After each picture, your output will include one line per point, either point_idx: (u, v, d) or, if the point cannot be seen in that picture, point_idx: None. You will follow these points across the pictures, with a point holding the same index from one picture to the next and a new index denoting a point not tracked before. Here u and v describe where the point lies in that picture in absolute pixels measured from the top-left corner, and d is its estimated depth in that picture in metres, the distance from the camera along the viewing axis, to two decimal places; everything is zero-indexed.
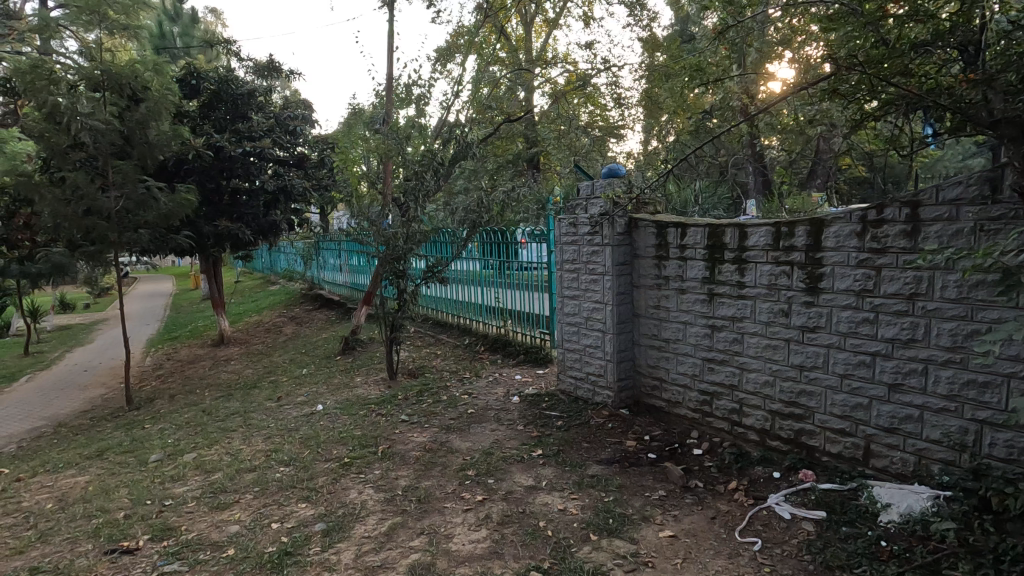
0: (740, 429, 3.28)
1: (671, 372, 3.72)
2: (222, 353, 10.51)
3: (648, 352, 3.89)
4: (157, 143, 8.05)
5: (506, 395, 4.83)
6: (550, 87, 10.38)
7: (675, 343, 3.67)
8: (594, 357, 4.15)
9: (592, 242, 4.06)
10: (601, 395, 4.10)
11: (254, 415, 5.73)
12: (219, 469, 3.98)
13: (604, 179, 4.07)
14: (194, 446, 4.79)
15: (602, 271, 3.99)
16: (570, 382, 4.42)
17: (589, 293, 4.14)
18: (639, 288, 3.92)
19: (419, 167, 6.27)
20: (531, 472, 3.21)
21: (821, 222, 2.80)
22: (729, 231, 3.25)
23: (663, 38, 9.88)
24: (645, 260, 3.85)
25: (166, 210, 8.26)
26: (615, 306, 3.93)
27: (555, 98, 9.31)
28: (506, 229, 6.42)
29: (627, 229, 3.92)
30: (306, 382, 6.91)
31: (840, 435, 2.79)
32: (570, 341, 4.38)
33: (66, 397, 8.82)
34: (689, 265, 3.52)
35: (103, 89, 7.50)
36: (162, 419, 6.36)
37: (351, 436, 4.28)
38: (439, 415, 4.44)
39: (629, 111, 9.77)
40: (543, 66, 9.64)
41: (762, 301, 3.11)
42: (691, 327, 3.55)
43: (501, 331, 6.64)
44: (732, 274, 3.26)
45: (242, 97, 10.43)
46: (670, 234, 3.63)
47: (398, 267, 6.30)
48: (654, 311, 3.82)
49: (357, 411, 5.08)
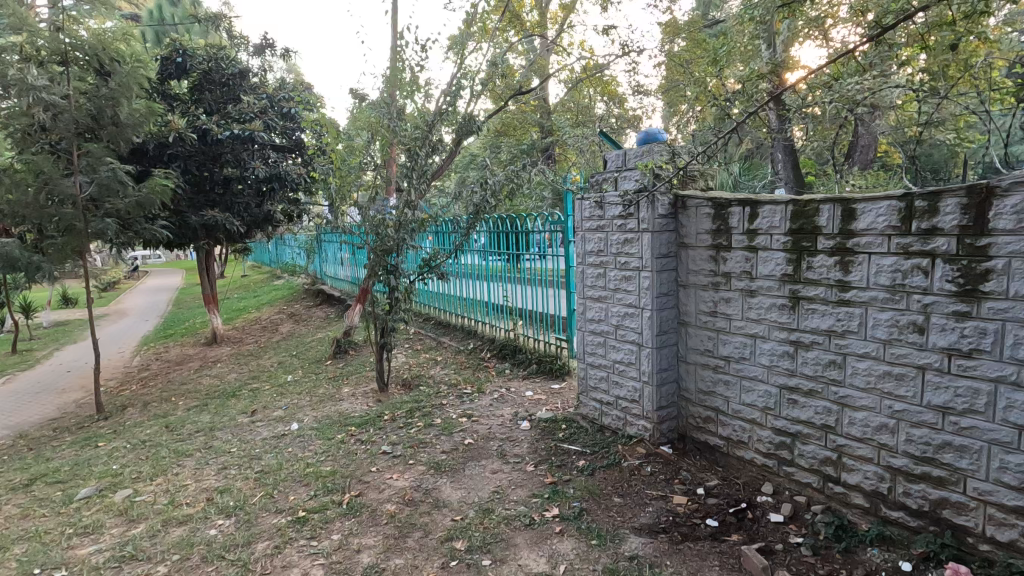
0: (839, 489, 2.34)
1: (731, 403, 2.78)
2: (212, 353, 9.76)
3: (700, 374, 2.95)
4: (129, 124, 7.28)
5: (514, 418, 3.91)
6: (566, 72, 9.49)
7: (739, 363, 2.73)
8: (626, 377, 3.21)
9: (623, 229, 3.13)
10: (636, 427, 3.17)
11: (220, 433, 4.89)
12: (145, 518, 3.13)
13: (639, 147, 3.13)
14: (135, 477, 3.96)
15: (637, 265, 3.05)
16: (594, 407, 3.50)
17: (620, 295, 3.20)
18: (687, 290, 2.98)
19: (412, 143, 5.40)
20: (543, 548, 2.30)
21: (987, 191, 1.83)
22: (826, 209, 2.29)
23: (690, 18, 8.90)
24: (696, 253, 2.90)
25: (138, 198, 7.41)
26: (655, 312, 2.99)
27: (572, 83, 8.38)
28: (515, 216, 5.51)
29: (670, 211, 2.98)
30: (287, 392, 6.06)
31: (1014, 517, 1.85)
32: (593, 355, 3.45)
33: (39, 402, 8.10)
34: (762, 258, 2.57)
35: (67, 62, 6.71)
36: (121, 435, 5.53)
37: (317, 473, 3.39)
38: (430, 447, 3.53)
39: (652, 96, 8.79)
40: (559, 44, 8.70)
41: (879, 309, 2.15)
42: (763, 342, 2.60)
43: (510, 334, 5.73)
44: (830, 270, 2.29)
45: (233, 78, 9.62)
46: (733, 214, 2.68)
47: (389, 262, 5.42)
48: (708, 320, 2.88)
49: (334, 434, 4.22)
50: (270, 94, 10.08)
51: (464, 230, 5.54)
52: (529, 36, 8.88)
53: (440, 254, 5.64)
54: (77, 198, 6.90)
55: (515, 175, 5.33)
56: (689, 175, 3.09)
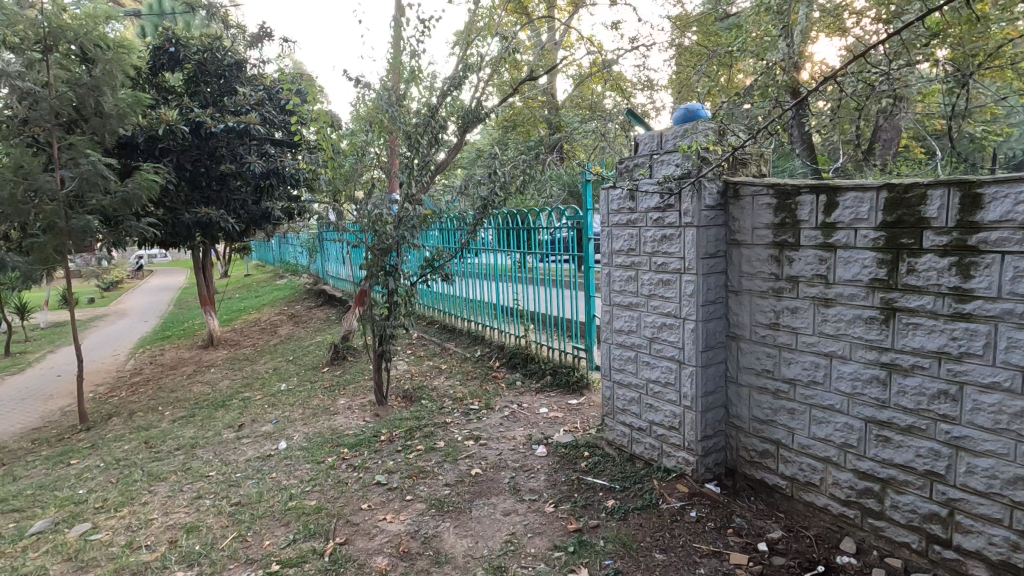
0: (950, 555, 1.84)
1: (798, 436, 2.28)
2: (207, 357, 9.34)
3: (756, 399, 2.44)
4: (114, 114, 6.87)
5: (528, 441, 3.41)
6: (574, 66, 9.02)
7: (808, 388, 2.22)
8: (663, 400, 2.71)
9: (660, 223, 2.62)
10: (675, 459, 2.67)
11: (202, 451, 4.44)
12: (95, 567, 2.67)
13: (679, 126, 2.62)
14: (98, 507, 3.50)
15: (678, 266, 2.54)
16: (622, 432, 2.99)
17: (657, 302, 2.68)
18: (739, 296, 2.47)
19: (413, 129, 4.96)
20: None
21: None
22: (937, 196, 1.77)
23: (705, 10, 8.40)
24: (751, 253, 2.39)
25: (125, 195, 7.03)
26: (701, 324, 2.48)
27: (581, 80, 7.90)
28: (526, 211, 4.99)
29: (718, 202, 2.47)
30: (278, 403, 5.60)
31: None
32: (622, 372, 2.95)
33: (23, 410, 7.69)
34: (842, 259, 2.05)
35: (48, 48, 6.30)
36: (97, 450, 5.09)
37: (300, 509, 2.92)
38: (431, 478, 3.05)
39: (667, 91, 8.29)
40: (568, 36, 8.21)
41: (1015, 326, 1.64)
42: (843, 364, 2.09)
43: (521, 341, 5.21)
44: (942, 274, 1.78)
45: (229, 69, 9.18)
46: (804, 204, 2.16)
47: (389, 263, 4.88)
48: (767, 334, 2.37)
49: (324, 457, 3.75)
50: (267, 85, 9.66)
51: (470, 227, 5.04)
52: (537, 28, 8.42)
53: (444, 253, 5.14)
54: (57, 194, 6.47)
55: (525, 167, 4.89)
56: (739, 159, 2.57)
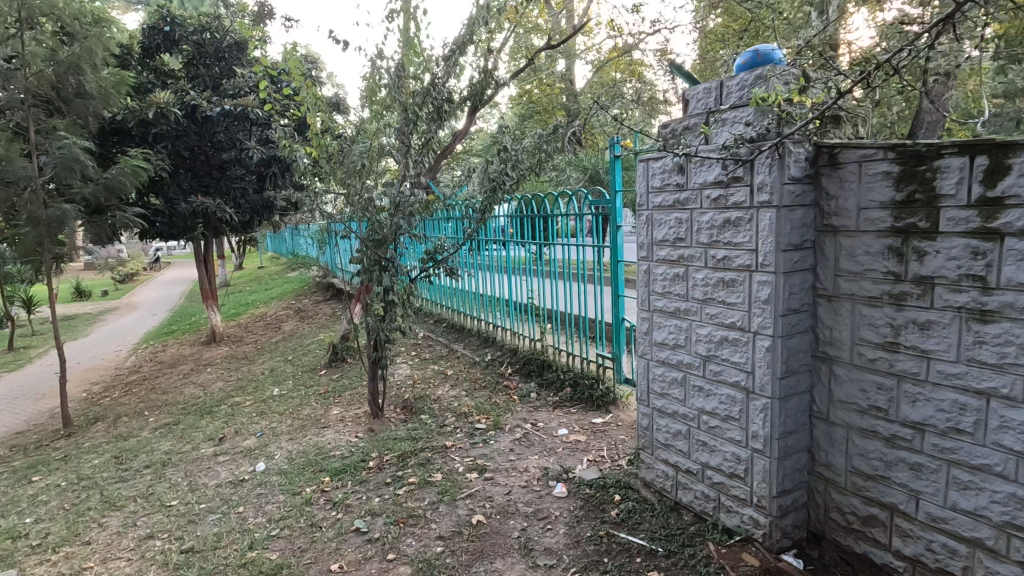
0: None
1: (925, 504, 1.61)
2: (206, 355, 8.88)
3: (859, 446, 1.77)
4: (96, 95, 6.34)
5: (545, 476, 2.77)
6: (594, 49, 8.30)
7: (944, 439, 1.55)
8: (722, 438, 2.05)
9: (721, 204, 1.95)
10: (739, 517, 2.02)
11: (172, 471, 3.91)
12: None
13: (747, 74, 1.93)
14: (35, 548, 2.99)
15: (747, 262, 1.87)
16: (664, 473, 2.34)
17: (716, 308, 2.01)
18: (834, 303, 1.80)
19: (412, 103, 4.34)
20: None
21: None
22: None
23: None
24: (856, 244, 1.71)
25: (108, 182, 6.53)
26: (779, 341, 1.82)
27: (600, 64, 7.20)
28: (541, 196, 4.32)
29: (807, 173, 1.79)
30: (267, 412, 5.05)
31: None
32: (664, 397, 2.30)
33: (10, 412, 7.30)
34: (1014, 253, 1.37)
35: (21, 23, 5.74)
36: (66, 463, 4.61)
37: (255, 570, 2.35)
38: (421, 528, 2.45)
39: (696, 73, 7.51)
40: (588, 16, 7.51)
41: None
42: (1009, 410, 1.41)
43: (536, 346, 4.55)
44: None
45: (228, 49, 8.59)
46: (948, 171, 1.47)
47: (388, 255, 4.18)
48: (879, 358, 1.69)
49: (301, 487, 3.18)
50: None
51: (478, 214, 4.39)
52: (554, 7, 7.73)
53: (448, 245, 4.49)
54: (34, 182, 5.97)
55: (541, 142, 4.25)
56: (832, 115, 1.87)
